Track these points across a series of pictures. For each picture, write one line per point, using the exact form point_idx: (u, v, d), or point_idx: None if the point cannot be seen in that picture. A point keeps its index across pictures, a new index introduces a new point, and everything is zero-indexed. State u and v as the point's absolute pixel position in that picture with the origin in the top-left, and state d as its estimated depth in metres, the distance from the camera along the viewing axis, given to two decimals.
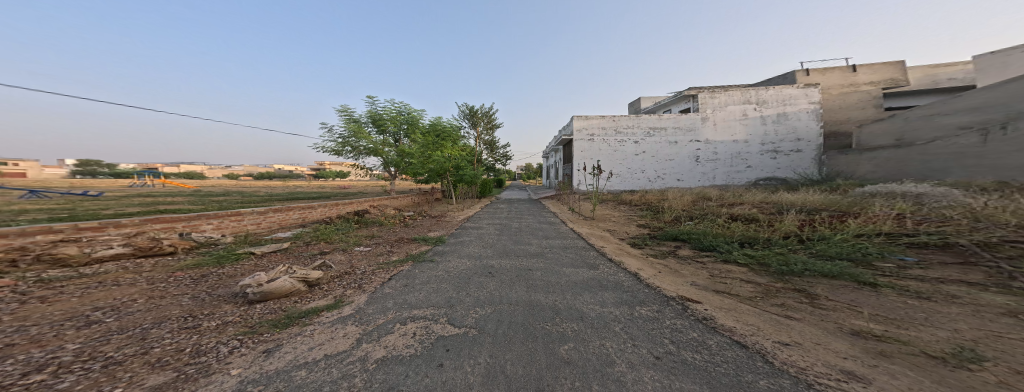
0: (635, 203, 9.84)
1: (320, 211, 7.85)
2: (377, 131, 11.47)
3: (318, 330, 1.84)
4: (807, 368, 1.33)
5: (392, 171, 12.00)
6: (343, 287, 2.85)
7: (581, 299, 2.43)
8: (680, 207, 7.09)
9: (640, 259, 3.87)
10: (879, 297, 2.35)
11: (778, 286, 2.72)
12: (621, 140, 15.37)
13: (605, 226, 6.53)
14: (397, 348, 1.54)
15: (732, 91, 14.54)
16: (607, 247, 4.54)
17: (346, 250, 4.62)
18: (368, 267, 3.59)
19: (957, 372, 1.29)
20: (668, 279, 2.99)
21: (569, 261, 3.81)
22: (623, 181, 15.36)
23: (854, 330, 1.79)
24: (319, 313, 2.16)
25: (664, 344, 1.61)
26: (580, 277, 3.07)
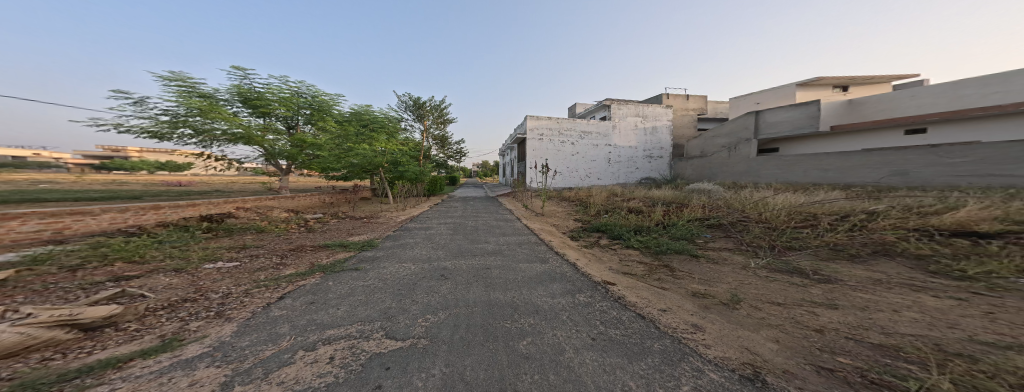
0: (571, 199, 10.91)
1: (115, 217, 5.05)
2: (252, 113, 8.35)
3: (125, 388, 1.24)
4: (675, 327, 1.82)
5: (285, 165, 9.47)
6: (176, 321, 2.01)
7: (536, 293, 2.53)
8: (600, 203, 8.31)
9: (575, 250, 4.32)
10: (704, 265, 3.43)
11: (654, 264, 3.58)
12: (560, 141, 16.90)
13: (553, 221, 6.99)
14: (302, 381, 1.24)
15: (627, 106, 17.98)
16: (551, 240, 4.92)
17: (184, 271, 3.27)
18: (234, 289, 2.67)
19: (739, 313, 2.02)
20: (600, 267, 3.47)
21: (523, 256, 3.95)
22: (564, 179, 17.01)
23: (692, 291, 2.56)
24: (120, 364, 1.42)
25: (597, 325, 1.87)
26: (534, 271, 3.22)
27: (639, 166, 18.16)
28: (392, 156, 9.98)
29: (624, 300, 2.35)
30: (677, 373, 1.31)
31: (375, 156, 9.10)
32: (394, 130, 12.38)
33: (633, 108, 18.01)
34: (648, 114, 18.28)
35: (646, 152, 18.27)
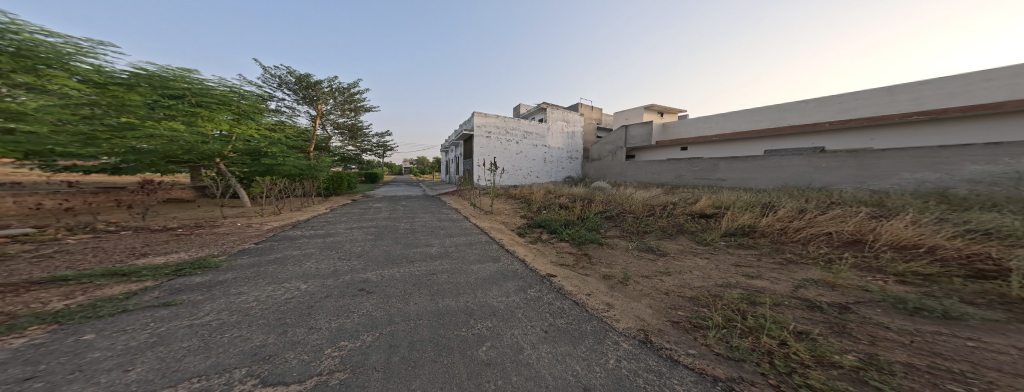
0: (511, 194, 9.92)
1: None
2: None
3: None
4: (596, 309, 2.13)
5: None
6: None
7: (489, 293, 2.37)
8: (539, 199, 7.73)
9: (517, 242, 4.27)
10: (607, 249, 3.94)
11: (573, 252, 3.86)
12: (501, 139, 14.77)
13: (501, 219, 6.22)
14: None
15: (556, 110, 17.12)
16: (495, 235, 4.69)
17: None
18: None
19: (631, 289, 2.55)
20: (544, 257, 3.61)
21: (474, 257, 3.49)
22: (510, 177, 15.20)
23: (604, 275, 2.98)
24: None
25: (547, 317, 1.96)
26: (487, 271, 2.95)
27: (565, 166, 17.53)
28: (231, 142, 7.05)
29: (566, 290, 2.48)
30: (607, 351, 1.55)
31: (222, 145, 6.66)
32: (258, 113, 8.27)
33: (564, 111, 17.30)
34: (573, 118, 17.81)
35: (570, 154, 17.72)
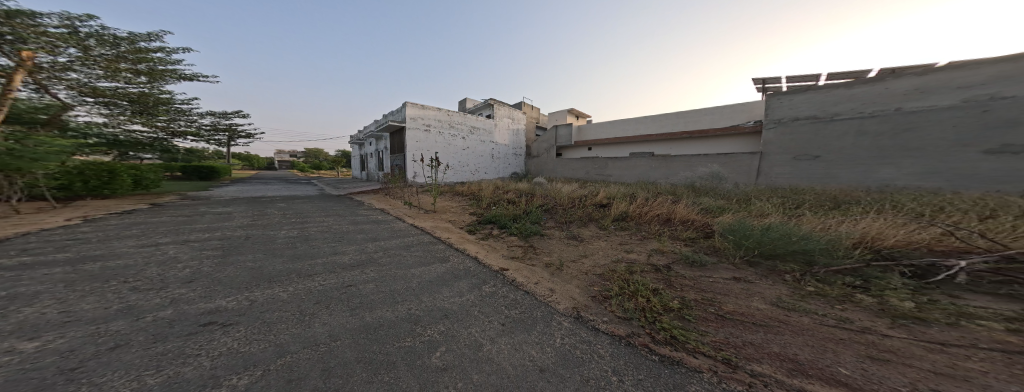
0: (456, 191, 9.23)
1: None
2: None
3: None
4: (542, 294, 2.28)
5: None
6: None
7: (438, 295, 2.17)
8: (487, 196, 7.26)
9: (459, 239, 4.04)
10: (548, 239, 4.12)
11: (518, 244, 3.90)
12: (441, 133, 13.35)
13: (448, 217, 5.65)
14: None
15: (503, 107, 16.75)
16: (437, 233, 4.31)
17: None
18: None
19: (565, 272, 2.83)
20: (487, 251, 3.56)
21: (414, 259, 3.12)
22: (455, 173, 13.93)
23: (547, 263, 3.15)
24: None
25: (503, 310, 1.97)
26: (434, 273, 2.67)
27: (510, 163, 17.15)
28: None
29: (519, 282, 2.53)
30: (556, 332, 1.68)
31: None
32: None
33: (508, 109, 17.02)
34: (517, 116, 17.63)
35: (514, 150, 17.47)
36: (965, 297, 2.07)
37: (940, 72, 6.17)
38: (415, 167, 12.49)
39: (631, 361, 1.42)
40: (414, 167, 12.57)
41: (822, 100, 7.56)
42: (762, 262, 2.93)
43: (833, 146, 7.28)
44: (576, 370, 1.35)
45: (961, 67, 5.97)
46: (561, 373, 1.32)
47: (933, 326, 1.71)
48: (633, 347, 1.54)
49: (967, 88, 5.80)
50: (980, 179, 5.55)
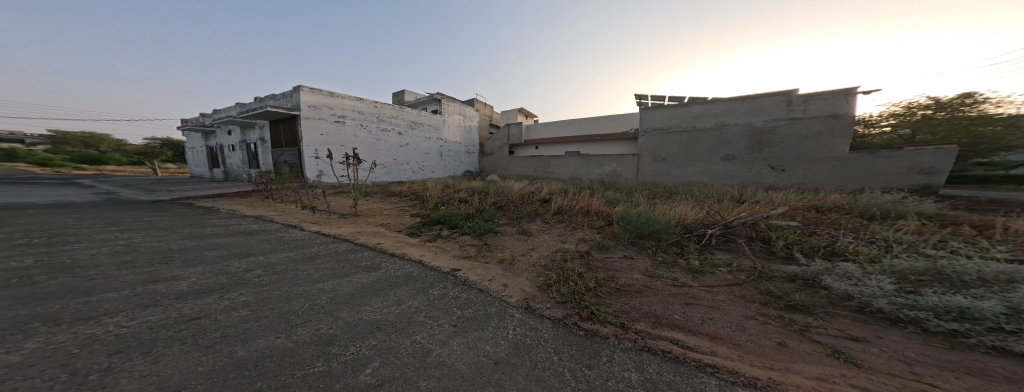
0: (393, 192, 8.46)
1: None
2: None
3: None
4: (490, 289, 2.34)
5: None
6: None
7: (369, 306, 1.98)
8: (436, 195, 6.91)
9: (397, 244, 3.66)
10: (505, 236, 4.14)
11: (474, 243, 3.85)
12: (366, 127, 11.44)
13: (377, 221, 5.04)
14: None
15: (454, 102, 16.09)
16: (365, 240, 3.80)
17: None
18: None
19: (511, 267, 2.89)
20: (422, 254, 3.31)
21: (327, 271, 2.66)
22: (390, 172, 12.49)
23: (502, 259, 3.18)
24: None
25: (455, 311, 1.93)
26: (353, 287, 2.30)
27: (463, 161, 16.78)
28: None
29: (472, 280, 2.51)
30: (508, 325, 1.73)
31: None
32: None
33: (460, 105, 16.42)
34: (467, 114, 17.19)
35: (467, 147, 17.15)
36: (715, 253, 3.10)
37: (707, 104, 9.26)
38: (321, 167, 10.16)
39: (568, 340, 1.56)
40: (322, 166, 10.29)
41: (662, 116, 10.00)
42: (637, 242, 3.43)
43: (669, 151, 9.98)
44: (527, 356, 1.42)
45: (716, 102, 9.09)
46: (514, 362, 1.37)
47: (706, 276, 2.53)
48: (568, 327, 1.69)
49: (720, 117, 9.05)
50: (735, 177, 8.92)
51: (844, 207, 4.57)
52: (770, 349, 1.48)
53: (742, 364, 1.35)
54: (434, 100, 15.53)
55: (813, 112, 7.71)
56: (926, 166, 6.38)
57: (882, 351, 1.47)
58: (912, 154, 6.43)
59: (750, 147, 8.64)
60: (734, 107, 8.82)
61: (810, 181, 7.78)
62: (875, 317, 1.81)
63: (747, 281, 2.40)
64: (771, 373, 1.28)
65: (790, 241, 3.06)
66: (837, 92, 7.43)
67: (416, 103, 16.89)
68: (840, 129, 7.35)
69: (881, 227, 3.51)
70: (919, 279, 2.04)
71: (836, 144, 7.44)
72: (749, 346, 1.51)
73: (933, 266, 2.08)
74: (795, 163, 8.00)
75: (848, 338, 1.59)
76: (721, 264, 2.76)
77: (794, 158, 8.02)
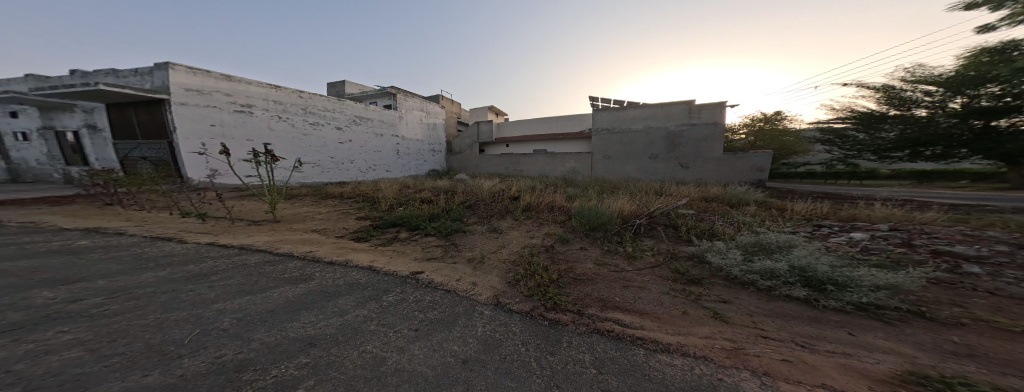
0: (330, 193, 7.43)
1: None
2: None
3: None
4: (451, 288, 2.26)
5: None
6: None
7: (301, 321, 1.70)
8: (391, 195, 6.34)
9: (338, 251, 3.21)
10: (478, 235, 3.97)
11: (444, 244, 3.62)
12: (288, 120, 9.75)
13: (309, 227, 4.35)
14: None
15: (414, 97, 14.89)
16: (294, 249, 3.21)
17: None
18: None
19: (474, 266, 2.81)
20: (374, 260, 2.97)
21: (228, 289, 2.17)
22: (325, 171, 10.88)
23: (472, 258, 3.07)
24: None
25: (416, 315, 1.80)
26: (272, 304, 1.93)
27: (426, 159, 15.76)
28: None
29: (438, 282, 2.38)
30: (477, 323, 1.70)
31: None
32: None
33: (421, 101, 15.23)
34: (432, 110, 16.04)
35: (431, 145, 16.12)
36: (645, 240, 3.54)
37: (634, 110, 10.70)
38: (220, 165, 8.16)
39: (535, 331, 1.61)
40: (223, 164, 8.31)
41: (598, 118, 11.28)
42: (591, 234, 3.71)
43: (612, 150, 11.17)
44: (496, 351, 1.42)
45: (645, 107, 10.49)
46: (483, 358, 1.36)
47: (638, 261, 2.89)
48: (535, 319, 1.75)
49: (647, 120, 10.47)
50: (657, 174, 10.44)
51: (717, 194, 5.85)
52: (676, 317, 1.78)
53: (659, 333, 1.59)
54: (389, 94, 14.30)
55: (705, 119, 9.57)
56: (759, 164, 8.88)
57: (737, 308, 1.91)
58: (746, 157, 8.93)
59: (666, 147, 10.21)
60: (655, 112, 10.34)
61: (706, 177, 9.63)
62: (738, 283, 2.30)
63: (665, 262, 2.84)
64: (678, 338, 1.53)
65: (690, 228, 3.70)
66: (714, 104, 9.44)
67: (359, 94, 15.27)
68: (716, 135, 9.44)
69: (737, 212, 4.58)
70: (751, 250, 2.71)
71: (715, 147, 9.51)
72: (665, 317, 1.79)
73: (757, 241, 2.74)
74: (697, 161, 9.72)
75: (721, 301, 2.01)
76: (647, 249, 3.18)
77: (693, 158, 9.81)
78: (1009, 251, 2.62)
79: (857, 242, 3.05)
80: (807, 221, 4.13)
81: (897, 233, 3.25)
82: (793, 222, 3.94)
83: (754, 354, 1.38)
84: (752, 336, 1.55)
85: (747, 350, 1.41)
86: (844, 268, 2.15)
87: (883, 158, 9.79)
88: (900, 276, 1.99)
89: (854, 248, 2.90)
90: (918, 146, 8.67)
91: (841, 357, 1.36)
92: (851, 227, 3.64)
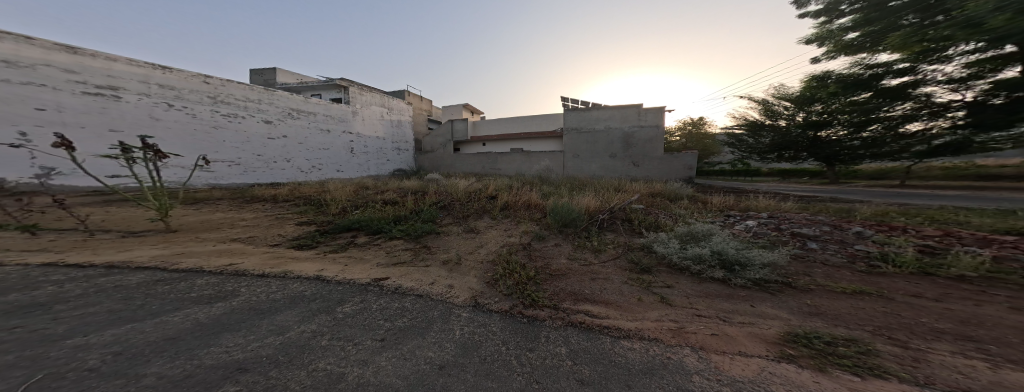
0: (257, 196, 6.36)
1: None
2: None
3: None
4: (418, 293, 2.13)
5: None
6: None
7: (233, 344, 1.43)
8: (343, 197, 5.71)
9: (269, 262, 2.74)
10: (453, 237, 3.77)
11: (415, 247, 3.39)
12: (183, 109, 7.75)
13: (229, 236, 3.65)
14: None
15: (373, 92, 13.75)
16: (203, 265, 2.62)
17: None
18: None
19: (442, 268, 2.68)
20: (323, 268, 2.63)
21: (99, 316, 1.67)
22: (247, 172, 8.98)
23: (446, 260, 2.92)
24: None
25: (380, 324, 1.65)
26: (174, 330, 1.55)
27: (390, 158, 14.52)
28: None
29: (408, 287, 2.22)
30: (454, 326, 1.64)
31: None
32: None
33: (380, 95, 13.97)
34: (395, 107, 14.86)
35: (396, 144, 14.90)
36: (609, 234, 3.79)
37: (590, 112, 11.51)
38: (59, 160, 5.76)
39: (514, 329, 1.60)
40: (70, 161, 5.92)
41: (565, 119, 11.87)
42: (563, 230, 3.84)
43: (578, 148, 11.80)
44: (474, 353, 1.37)
45: (602, 108, 11.32)
46: (460, 362, 1.30)
47: (599, 254, 3.09)
48: (512, 317, 1.75)
49: (608, 121, 11.29)
50: (614, 171, 11.34)
51: (658, 189, 6.60)
52: (632, 305, 1.95)
53: (620, 321, 1.72)
54: (338, 86, 13.05)
55: (651, 122, 10.73)
56: (689, 163, 10.24)
57: (680, 292, 2.16)
58: (679, 156, 10.30)
59: (623, 147, 11.14)
60: (614, 114, 11.18)
61: (651, 174, 10.78)
62: (677, 269, 2.62)
63: (623, 253, 3.09)
64: (635, 324, 1.68)
65: (642, 221, 4.07)
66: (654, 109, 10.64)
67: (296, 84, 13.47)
68: (657, 136, 10.66)
69: (675, 205, 5.21)
70: (685, 238, 3.11)
71: (658, 147, 10.71)
72: (623, 305, 1.95)
73: (691, 230, 3.15)
74: (644, 160, 10.86)
75: (667, 287, 2.26)
76: (609, 243, 3.42)
77: (641, 156, 10.91)
78: (833, 229, 3.44)
79: (750, 228, 3.71)
80: (720, 212, 4.87)
81: (771, 219, 4.07)
82: (711, 213, 4.66)
83: (693, 332, 1.57)
84: (691, 316, 1.78)
85: (688, 329, 1.61)
86: (745, 250, 2.62)
87: (764, 159, 14.06)
88: (778, 256, 2.50)
89: (749, 232, 3.54)
90: (779, 149, 12.90)
91: (750, 326, 1.63)
92: (739, 216, 4.49)
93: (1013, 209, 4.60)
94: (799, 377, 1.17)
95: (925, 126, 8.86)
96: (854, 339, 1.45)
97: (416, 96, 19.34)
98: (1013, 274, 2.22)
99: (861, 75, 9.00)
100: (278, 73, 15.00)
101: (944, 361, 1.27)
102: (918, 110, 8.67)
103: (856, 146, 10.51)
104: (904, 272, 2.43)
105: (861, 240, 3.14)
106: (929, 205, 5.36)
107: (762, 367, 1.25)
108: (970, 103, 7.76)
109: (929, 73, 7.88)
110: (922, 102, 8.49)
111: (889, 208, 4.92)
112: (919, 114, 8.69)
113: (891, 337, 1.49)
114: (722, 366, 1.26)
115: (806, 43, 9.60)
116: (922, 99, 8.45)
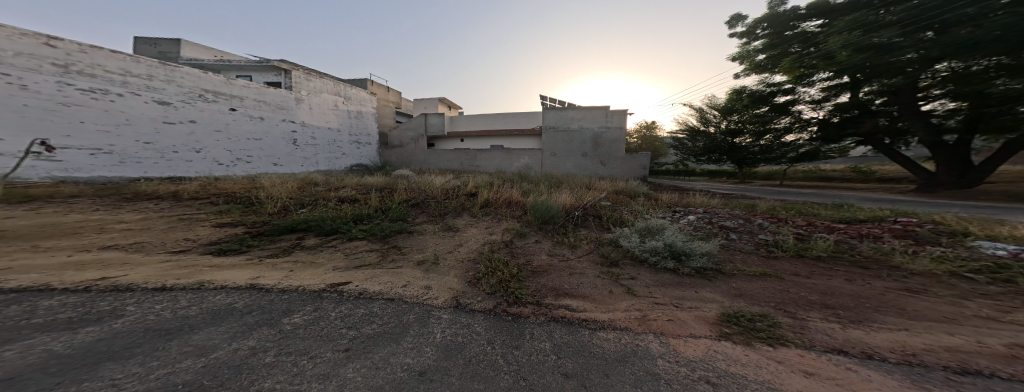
0: (148, 193, 4.99)
1: None
2: None
3: None
4: (387, 297, 1.90)
5: None
6: None
7: (128, 376, 1.08)
8: (284, 194, 4.86)
9: (171, 273, 2.12)
10: (424, 236, 3.49)
11: (382, 247, 3.04)
12: (3, 77, 5.30)
13: (105, 242, 2.76)
14: None
15: (325, 76, 12.12)
16: (52, 282, 1.89)
17: None
18: None
19: (412, 270, 2.45)
20: (259, 276, 2.15)
21: None
22: (131, 166, 6.86)
23: (421, 261, 2.68)
24: None
25: (342, 334, 1.43)
26: (6, 369, 1.09)
27: (346, 151, 12.99)
28: None
29: (375, 291, 1.97)
30: (435, 329, 1.51)
31: None
32: None
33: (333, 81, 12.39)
34: (353, 96, 13.36)
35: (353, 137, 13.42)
36: (581, 230, 3.95)
37: (563, 112, 12.19)
38: None
39: (499, 328, 1.54)
40: None
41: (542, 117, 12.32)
42: (542, 227, 3.89)
43: (554, 144, 12.33)
44: (458, 355, 1.28)
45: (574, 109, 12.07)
46: (442, 367, 1.20)
47: (574, 250, 3.20)
48: (497, 315, 1.69)
49: (581, 121, 12.03)
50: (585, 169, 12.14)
51: (620, 187, 7.20)
52: (606, 297, 2.06)
53: (596, 313, 1.80)
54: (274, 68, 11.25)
55: (616, 124, 11.71)
56: (643, 163, 11.38)
57: (645, 283, 2.36)
58: (637, 157, 11.38)
59: (592, 146, 11.96)
60: (585, 115, 11.95)
61: (612, 173, 11.76)
62: (639, 261, 2.87)
63: (595, 249, 3.25)
64: (609, 315, 1.77)
65: (613, 218, 4.34)
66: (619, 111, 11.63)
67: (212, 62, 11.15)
68: (619, 136, 11.64)
69: (639, 203, 5.75)
70: (643, 233, 3.42)
71: (620, 147, 11.74)
72: (598, 297, 2.05)
73: (653, 225, 3.46)
74: (610, 159, 11.76)
75: (633, 279, 2.44)
76: (583, 239, 3.55)
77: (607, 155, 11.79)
78: (746, 222, 4.21)
79: (692, 223, 4.29)
80: (670, 208, 5.56)
81: (706, 215, 4.80)
82: (663, 209, 5.28)
83: (657, 319, 1.73)
84: (654, 304, 1.96)
85: (652, 316, 1.77)
86: (690, 242, 2.99)
87: (697, 161, 16.87)
88: (713, 246, 2.93)
89: (692, 227, 4.07)
90: (706, 152, 15.45)
91: (698, 310, 1.87)
92: (685, 211, 5.18)
93: (846, 203, 6.37)
94: (735, 352, 1.37)
95: (795, 138, 11.35)
96: (765, 315, 1.78)
97: (380, 86, 17.87)
98: (846, 254, 3.05)
99: (762, 91, 11.15)
100: (183, 48, 12.25)
101: (817, 325, 1.64)
102: (793, 124, 10.96)
103: (756, 151, 13.08)
104: (789, 256, 3.10)
105: (762, 230, 3.93)
106: (798, 200, 7.14)
107: (709, 346, 1.43)
108: (822, 121, 10.27)
109: (802, 94, 10.23)
110: (796, 117, 10.75)
111: (775, 203, 6.37)
112: (793, 127, 10.99)
113: (786, 310, 1.88)
114: (680, 348, 1.41)
115: (732, 59, 11.86)
116: (796, 115, 10.74)
